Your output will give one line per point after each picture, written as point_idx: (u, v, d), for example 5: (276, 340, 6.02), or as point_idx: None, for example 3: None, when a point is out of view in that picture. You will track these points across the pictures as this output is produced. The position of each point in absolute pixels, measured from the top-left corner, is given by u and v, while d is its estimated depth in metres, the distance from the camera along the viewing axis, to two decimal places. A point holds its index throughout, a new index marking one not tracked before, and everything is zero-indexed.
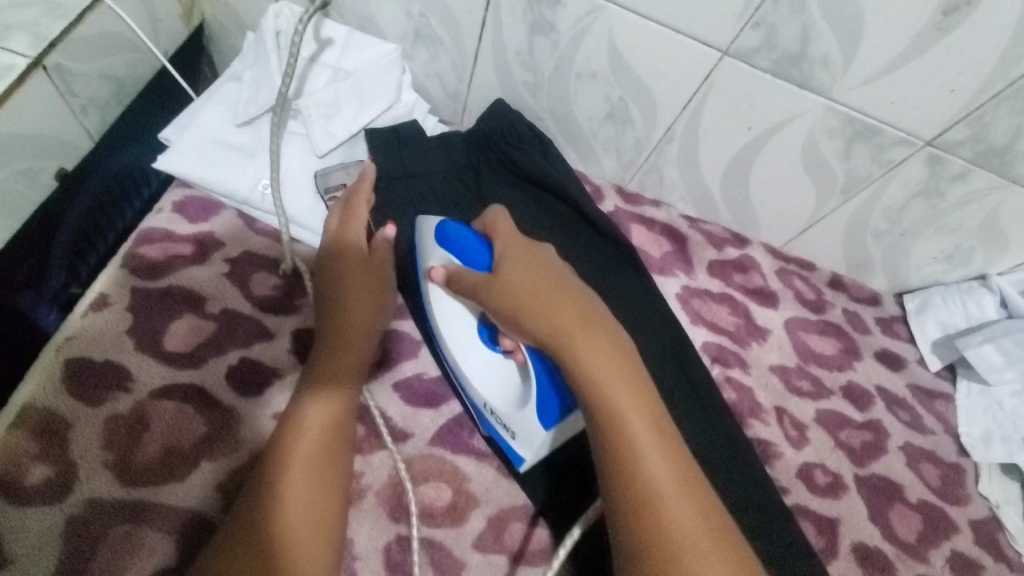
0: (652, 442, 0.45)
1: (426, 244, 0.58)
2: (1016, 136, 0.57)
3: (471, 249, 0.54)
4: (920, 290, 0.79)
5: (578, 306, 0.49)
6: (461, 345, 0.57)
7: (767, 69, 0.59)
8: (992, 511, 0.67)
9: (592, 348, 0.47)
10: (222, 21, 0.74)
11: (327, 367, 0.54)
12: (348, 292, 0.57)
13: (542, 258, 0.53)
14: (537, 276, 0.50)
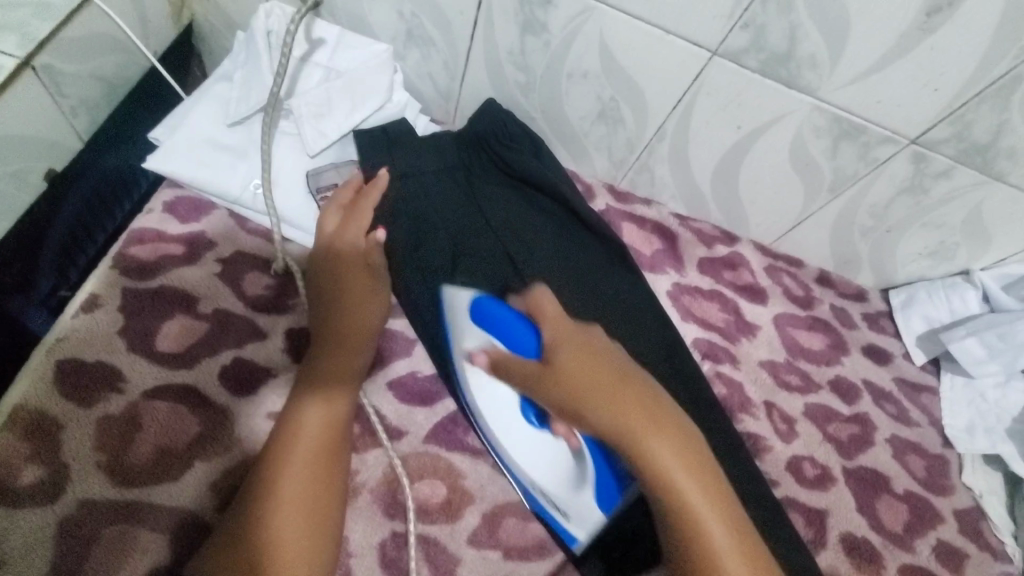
0: (715, 515, 0.45)
1: (459, 320, 0.58)
2: (998, 133, 0.59)
3: (516, 334, 0.54)
4: (905, 286, 0.80)
5: (637, 391, 0.49)
6: (506, 429, 0.57)
7: (755, 69, 0.59)
8: (975, 500, 0.69)
9: (651, 431, 0.47)
10: (212, 20, 0.73)
11: (327, 363, 0.54)
12: (347, 291, 0.59)
13: (596, 340, 0.52)
14: (594, 364, 0.50)
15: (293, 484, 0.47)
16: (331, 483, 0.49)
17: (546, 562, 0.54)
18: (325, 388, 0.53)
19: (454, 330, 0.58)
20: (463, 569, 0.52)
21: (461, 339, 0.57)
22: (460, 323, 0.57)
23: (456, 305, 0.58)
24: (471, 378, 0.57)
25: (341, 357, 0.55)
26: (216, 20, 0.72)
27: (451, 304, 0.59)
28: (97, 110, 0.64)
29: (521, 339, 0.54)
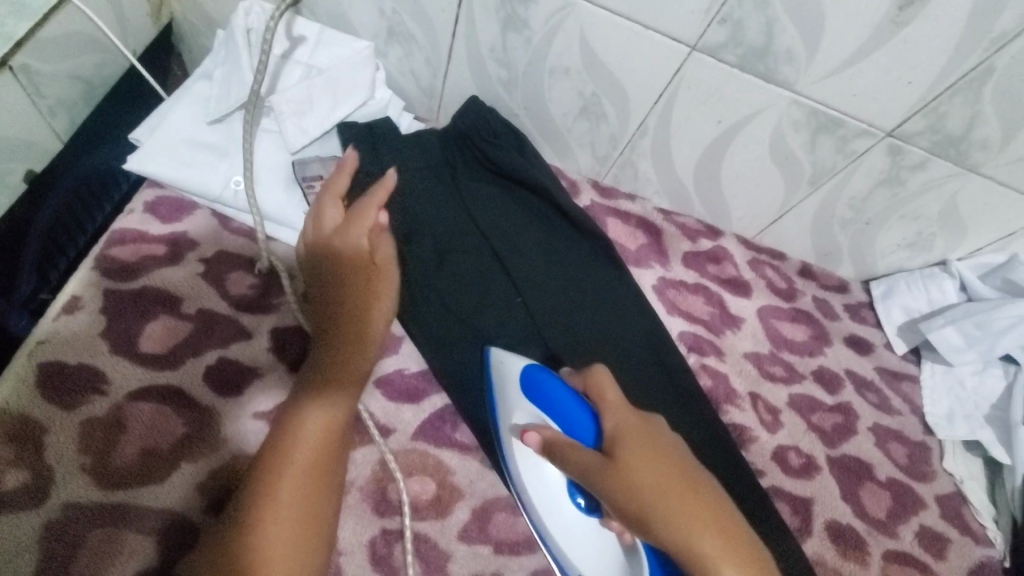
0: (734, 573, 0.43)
1: (508, 395, 0.56)
2: (970, 125, 0.60)
3: (573, 417, 0.52)
4: (885, 277, 0.81)
5: (705, 497, 0.45)
6: (551, 509, 0.53)
7: (734, 64, 0.60)
8: (956, 486, 0.70)
9: (688, 506, 0.44)
10: (191, 20, 0.73)
11: (328, 363, 0.53)
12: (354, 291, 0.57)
13: (662, 437, 0.49)
14: (663, 464, 0.46)
15: (288, 487, 0.46)
16: (327, 484, 0.48)
17: (536, 556, 0.55)
18: (325, 389, 0.52)
19: (501, 406, 0.56)
20: (454, 564, 0.52)
21: (508, 417, 0.55)
22: (511, 397, 0.55)
23: (506, 378, 0.57)
24: (517, 456, 0.54)
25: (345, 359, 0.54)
26: (196, 19, 0.72)
27: (502, 374, 0.57)
28: (75, 110, 0.64)
29: (576, 416, 0.52)
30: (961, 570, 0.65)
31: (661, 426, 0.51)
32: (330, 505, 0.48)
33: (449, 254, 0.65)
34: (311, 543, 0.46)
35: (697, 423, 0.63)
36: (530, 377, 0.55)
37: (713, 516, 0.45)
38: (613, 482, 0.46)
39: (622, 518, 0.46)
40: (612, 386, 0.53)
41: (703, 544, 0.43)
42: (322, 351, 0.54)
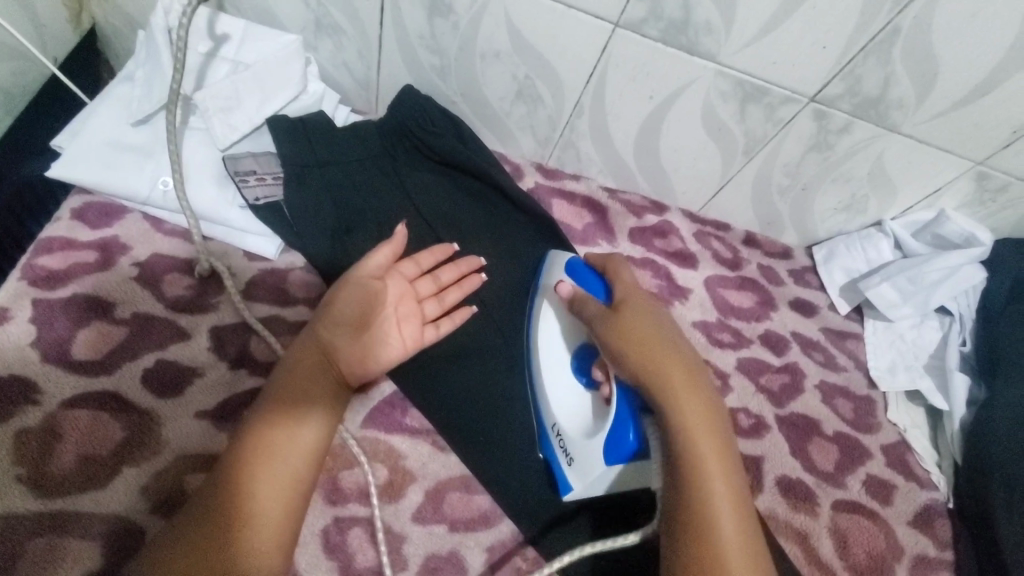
0: (697, 407, 0.50)
1: (552, 270, 0.63)
2: (886, 86, 0.62)
3: (590, 280, 0.59)
4: (826, 241, 0.84)
5: (680, 353, 0.53)
6: (554, 357, 0.60)
7: (658, 38, 0.62)
8: (900, 435, 0.73)
9: (666, 351, 0.53)
10: (114, 24, 0.71)
11: (307, 369, 0.53)
12: (370, 327, 0.57)
13: (659, 310, 0.57)
14: (667, 341, 0.54)
15: (251, 489, 0.47)
16: (295, 485, 0.49)
17: (493, 531, 0.55)
18: (296, 395, 0.52)
19: (543, 279, 0.63)
20: (410, 546, 0.53)
21: (545, 285, 0.63)
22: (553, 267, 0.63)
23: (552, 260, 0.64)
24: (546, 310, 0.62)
25: (337, 372, 0.54)
26: (119, 23, 0.71)
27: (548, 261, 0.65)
28: None
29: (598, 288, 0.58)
30: (907, 514, 0.68)
31: (659, 303, 0.58)
32: (298, 504, 0.49)
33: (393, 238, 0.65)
34: (281, 543, 0.47)
35: None
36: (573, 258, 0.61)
37: (702, 391, 0.52)
38: (610, 323, 0.54)
39: (608, 357, 0.54)
40: (632, 276, 0.60)
41: (679, 395, 0.50)
42: (307, 354, 0.54)
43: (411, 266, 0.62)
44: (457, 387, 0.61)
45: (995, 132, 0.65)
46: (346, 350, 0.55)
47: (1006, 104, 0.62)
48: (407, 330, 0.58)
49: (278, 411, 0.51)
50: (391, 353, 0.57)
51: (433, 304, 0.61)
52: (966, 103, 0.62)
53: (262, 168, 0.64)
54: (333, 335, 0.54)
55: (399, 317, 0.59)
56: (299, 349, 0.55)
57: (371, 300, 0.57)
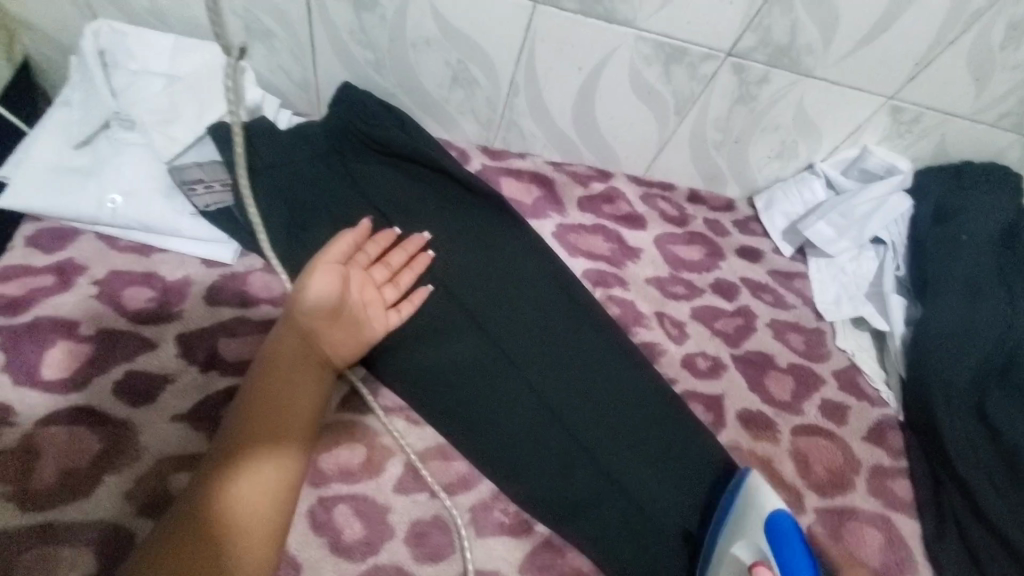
0: None
1: (747, 521, 0.53)
2: (793, 34, 0.66)
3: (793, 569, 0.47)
4: (765, 189, 0.88)
5: None
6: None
7: (576, 10, 0.65)
8: (850, 359, 0.78)
9: None
10: (46, 52, 0.71)
11: (288, 357, 0.56)
12: (345, 314, 0.60)
13: None
14: None
15: (250, 484, 0.49)
16: (290, 478, 0.52)
17: (472, 492, 0.59)
18: (284, 388, 0.55)
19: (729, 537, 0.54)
20: (395, 515, 0.56)
21: (731, 540, 0.54)
22: (755, 515, 0.53)
23: (749, 506, 0.54)
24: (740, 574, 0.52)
25: (320, 359, 0.57)
26: (51, 52, 0.71)
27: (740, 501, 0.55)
28: None
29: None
30: (862, 430, 0.72)
31: None
32: (290, 496, 0.51)
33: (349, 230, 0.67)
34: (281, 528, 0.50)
35: (607, 346, 0.67)
36: (774, 519, 0.51)
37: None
38: None
39: None
40: None
41: None
42: (289, 342, 0.56)
43: (365, 258, 0.64)
44: (425, 360, 0.63)
45: (899, 66, 0.69)
46: (328, 338, 0.58)
47: (904, 38, 0.66)
48: (374, 315, 0.62)
49: (268, 409, 0.53)
50: (364, 341, 0.61)
51: (391, 291, 0.64)
52: (868, 41, 0.67)
53: (209, 176, 0.66)
54: (311, 319, 0.57)
55: (364, 304, 0.62)
56: (281, 339, 0.57)
57: (338, 286, 0.59)
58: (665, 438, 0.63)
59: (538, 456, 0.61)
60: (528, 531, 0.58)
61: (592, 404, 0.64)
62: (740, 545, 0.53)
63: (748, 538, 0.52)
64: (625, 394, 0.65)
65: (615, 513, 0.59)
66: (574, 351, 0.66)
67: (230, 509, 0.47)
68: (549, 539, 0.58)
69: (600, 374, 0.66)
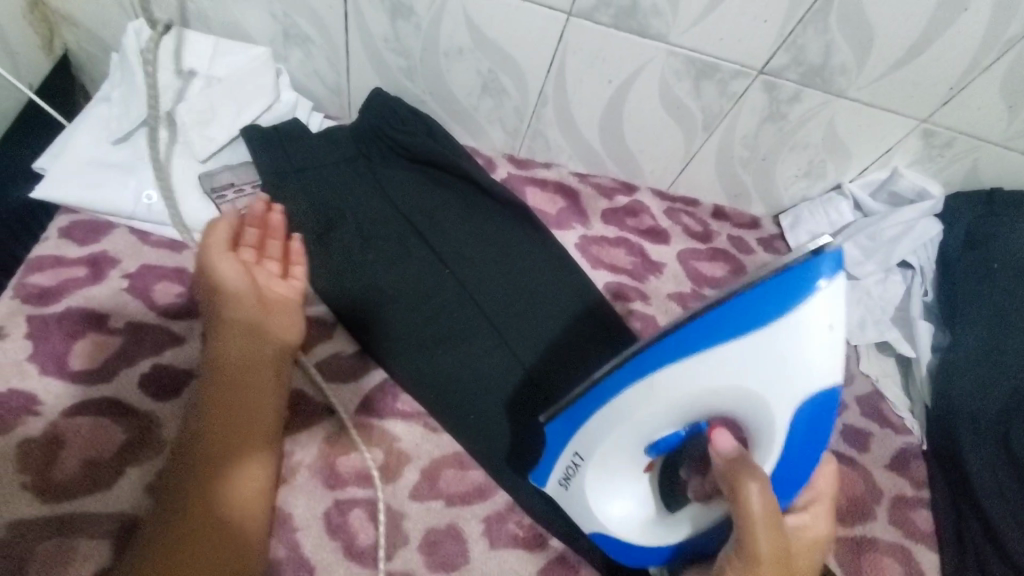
0: None
1: (795, 326, 0.43)
2: (828, 54, 0.66)
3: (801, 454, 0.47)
4: (791, 209, 0.87)
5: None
6: (648, 420, 0.50)
7: (610, 24, 0.65)
8: (873, 385, 0.77)
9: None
10: (86, 48, 0.73)
11: (233, 362, 0.53)
12: (267, 300, 0.55)
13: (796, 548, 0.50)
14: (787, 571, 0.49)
15: (232, 498, 0.49)
16: (266, 486, 0.52)
17: (488, 502, 0.59)
18: (234, 396, 0.52)
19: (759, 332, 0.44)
20: (410, 521, 0.56)
21: (756, 340, 0.44)
22: (810, 368, 0.43)
23: (805, 341, 0.43)
24: (750, 340, 0.44)
25: (259, 352, 0.53)
26: (91, 47, 0.72)
27: (801, 330, 0.43)
28: None
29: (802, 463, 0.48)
30: (883, 458, 0.72)
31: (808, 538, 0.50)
32: (270, 498, 0.53)
33: (373, 235, 0.68)
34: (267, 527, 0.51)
35: None
36: (819, 399, 0.44)
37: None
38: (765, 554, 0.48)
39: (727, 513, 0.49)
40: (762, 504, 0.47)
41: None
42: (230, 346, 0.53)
43: (249, 243, 0.57)
44: (444, 367, 0.63)
45: (934, 90, 0.69)
46: (258, 327, 0.54)
47: (940, 63, 0.65)
48: (282, 292, 0.57)
49: (230, 423, 0.51)
50: (293, 320, 0.56)
51: (277, 264, 0.58)
52: (904, 64, 0.66)
53: (239, 179, 0.67)
54: (233, 315, 0.53)
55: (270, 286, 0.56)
56: (220, 343, 0.53)
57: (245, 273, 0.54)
58: None
59: None
60: (542, 545, 0.58)
61: None
62: (769, 371, 0.44)
63: (788, 398, 0.44)
64: None
65: None
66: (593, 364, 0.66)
67: (219, 530, 0.48)
68: (563, 555, 0.59)
69: None
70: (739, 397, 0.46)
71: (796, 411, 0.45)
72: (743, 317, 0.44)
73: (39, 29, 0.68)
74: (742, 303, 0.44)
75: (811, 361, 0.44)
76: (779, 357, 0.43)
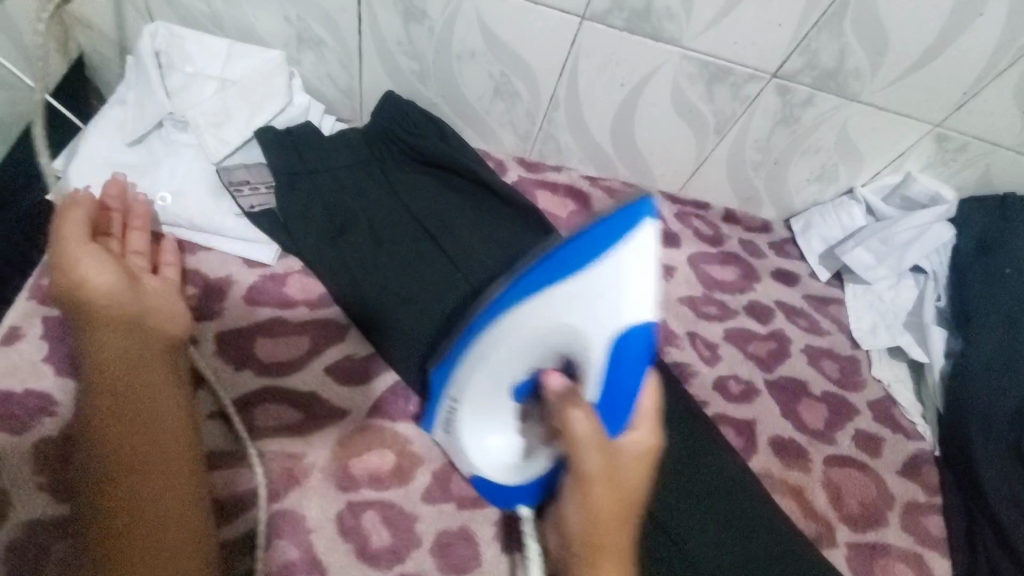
0: (616, 545, 0.44)
1: (611, 271, 0.43)
2: (842, 58, 0.65)
3: (620, 375, 0.44)
4: (802, 213, 0.87)
5: (622, 525, 0.44)
6: (504, 366, 0.52)
7: (623, 27, 0.65)
8: (885, 390, 0.77)
9: (612, 523, 0.44)
10: (101, 51, 0.73)
11: (120, 356, 0.51)
12: (149, 300, 0.56)
13: (631, 487, 0.44)
14: (618, 507, 0.44)
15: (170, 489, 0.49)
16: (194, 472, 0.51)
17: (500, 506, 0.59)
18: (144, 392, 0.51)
19: (586, 273, 0.44)
20: (422, 524, 0.56)
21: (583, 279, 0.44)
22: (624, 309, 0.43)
23: (624, 285, 0.43)
24: (576, 281, 0.45)
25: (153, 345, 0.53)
26: (106, 50, 0.73)
27: (618, 269, 0.43)
28: None
29: (630, 398, 0.45)
30: (896, 464, 0.72)
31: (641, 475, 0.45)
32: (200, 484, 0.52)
33: (384, 237, 0.67)
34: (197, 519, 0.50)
35: None
36: (631, 336, 0.42)
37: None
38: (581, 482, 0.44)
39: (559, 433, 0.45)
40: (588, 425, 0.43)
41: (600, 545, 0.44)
42: (116, 340, 0.52)
43: (111, 239, 0.59)
44: None
45: (948, 94, 0.68)
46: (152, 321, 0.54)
47: (955, 66, 0.65)
48: (158, 290, 0.59)
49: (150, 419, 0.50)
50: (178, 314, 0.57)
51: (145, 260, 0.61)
52: (918, 68, 0.66)
53: (256, 177, 0.68)
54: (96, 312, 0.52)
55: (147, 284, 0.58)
56: (105, 340, 0.51)
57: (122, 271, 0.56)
58: (694, 458, 0.63)
59: None
60: None
61: None
62: (592, 321, 0.44)
63: (600, 329, 0.44)
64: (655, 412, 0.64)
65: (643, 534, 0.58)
66: None
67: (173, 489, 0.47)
68: None
69: None
70: (570, 340, 0.46)
71: (610, 346, 0.43)
72: (573, 259, 0.46)
73: (56, 32, 0.69)
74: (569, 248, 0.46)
75: (625, 298, 0.43)
76: (596, 294, 0.44)
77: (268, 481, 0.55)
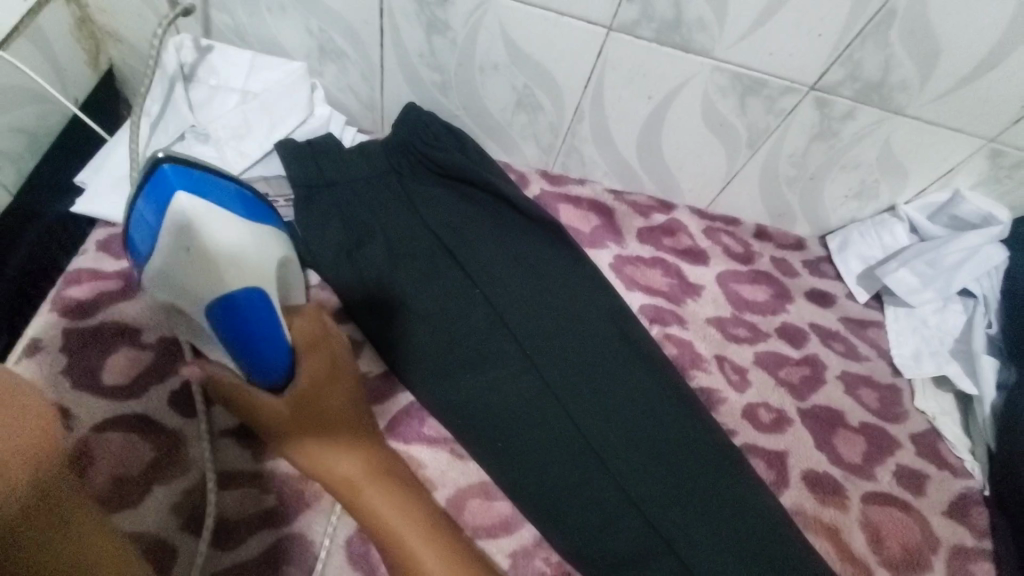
0: (370, 484, 0.54)
1: (212, 237, 0.48)
2: (887, 69, 0.61)
3: (256, 332, 0.50)
4: (840, 230, 0.83)
5: (353, 426, 0.57)
6: (161, 278, 0.48)
7: (652, 39, 0.62)
8: (929, 423, 0.72)
9: (342, 446, 0.55)
10: (130, 63, 0.74)
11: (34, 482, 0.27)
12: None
13: (343, 384, 0.57)
14: (339, 401, 0.56)
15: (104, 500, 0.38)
16: None
17: (513, 537, 0.59)
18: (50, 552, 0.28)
19: (200, 224, 0.48)
20: None
21: (236, 230, 0.50)
22: (214, 233, 0.48)
23: (209, 242, 0.48)
24: (167, 218, 0.48)
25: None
26: (134, 62, 0.74)
27: (222, 235, 0.49)
28: (21, 161, 0.64)
29: (268, 351, 0.52)
30: (941, 504, 0.67)
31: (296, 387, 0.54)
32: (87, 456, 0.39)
33: (402, 252, 0.66)
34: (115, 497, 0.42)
35: (666, 387, 0.64)
36: (248, 300, 0.49)
37: (388, 483, 0.55)
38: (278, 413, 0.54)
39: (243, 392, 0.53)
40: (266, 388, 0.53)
41: (359, 487, 0.54)
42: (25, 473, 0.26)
43: None
44: (470, 389, 0.62)
45: (1004, 107, 0.64)
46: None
47: (1011, 78, 0.60)
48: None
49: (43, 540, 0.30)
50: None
51: None
52: (970, 81, 0.61)
53: (274, 192, 0.68)
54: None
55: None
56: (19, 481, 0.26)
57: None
58: (722, 492, 0.59)
59: (586, 502, 0.58)
60: None
61: (641, 448, 0.60)
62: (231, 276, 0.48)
63: (212, 275, 0.47)
64: (678, 440, 0.61)
65: (666, 568, 0.56)
66: (630, 390, 0.63)
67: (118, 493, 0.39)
68: None
69: (657, 417, 0.62)
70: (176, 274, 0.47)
71: (221, 311, 0.48)
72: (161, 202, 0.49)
73: (87, 45, 0.70)
74: (160, 189, 0.49)
75: (238, 228, 0.50)
76: (204, 250, 0.47)
77: (281, 502, 0.54)
